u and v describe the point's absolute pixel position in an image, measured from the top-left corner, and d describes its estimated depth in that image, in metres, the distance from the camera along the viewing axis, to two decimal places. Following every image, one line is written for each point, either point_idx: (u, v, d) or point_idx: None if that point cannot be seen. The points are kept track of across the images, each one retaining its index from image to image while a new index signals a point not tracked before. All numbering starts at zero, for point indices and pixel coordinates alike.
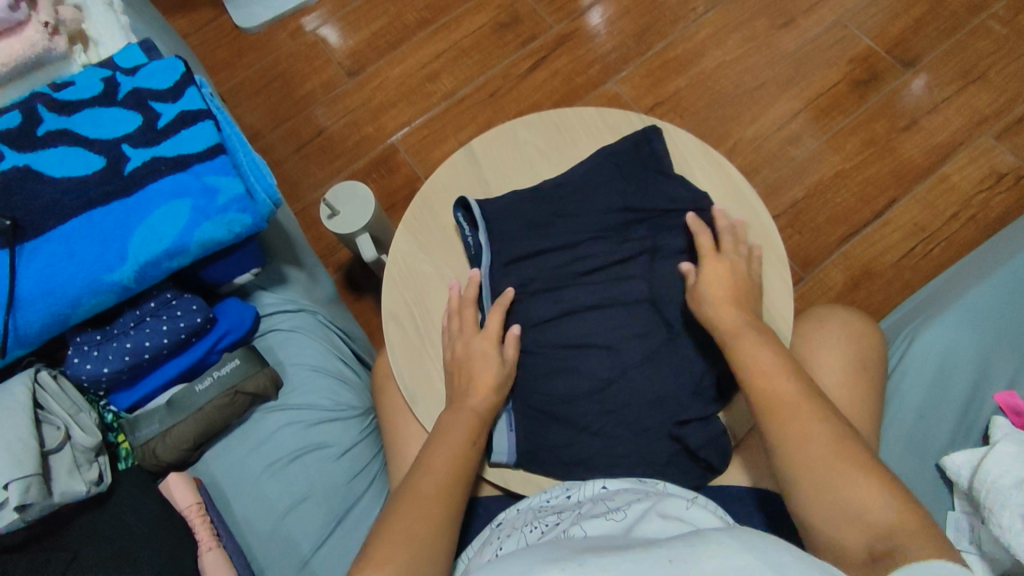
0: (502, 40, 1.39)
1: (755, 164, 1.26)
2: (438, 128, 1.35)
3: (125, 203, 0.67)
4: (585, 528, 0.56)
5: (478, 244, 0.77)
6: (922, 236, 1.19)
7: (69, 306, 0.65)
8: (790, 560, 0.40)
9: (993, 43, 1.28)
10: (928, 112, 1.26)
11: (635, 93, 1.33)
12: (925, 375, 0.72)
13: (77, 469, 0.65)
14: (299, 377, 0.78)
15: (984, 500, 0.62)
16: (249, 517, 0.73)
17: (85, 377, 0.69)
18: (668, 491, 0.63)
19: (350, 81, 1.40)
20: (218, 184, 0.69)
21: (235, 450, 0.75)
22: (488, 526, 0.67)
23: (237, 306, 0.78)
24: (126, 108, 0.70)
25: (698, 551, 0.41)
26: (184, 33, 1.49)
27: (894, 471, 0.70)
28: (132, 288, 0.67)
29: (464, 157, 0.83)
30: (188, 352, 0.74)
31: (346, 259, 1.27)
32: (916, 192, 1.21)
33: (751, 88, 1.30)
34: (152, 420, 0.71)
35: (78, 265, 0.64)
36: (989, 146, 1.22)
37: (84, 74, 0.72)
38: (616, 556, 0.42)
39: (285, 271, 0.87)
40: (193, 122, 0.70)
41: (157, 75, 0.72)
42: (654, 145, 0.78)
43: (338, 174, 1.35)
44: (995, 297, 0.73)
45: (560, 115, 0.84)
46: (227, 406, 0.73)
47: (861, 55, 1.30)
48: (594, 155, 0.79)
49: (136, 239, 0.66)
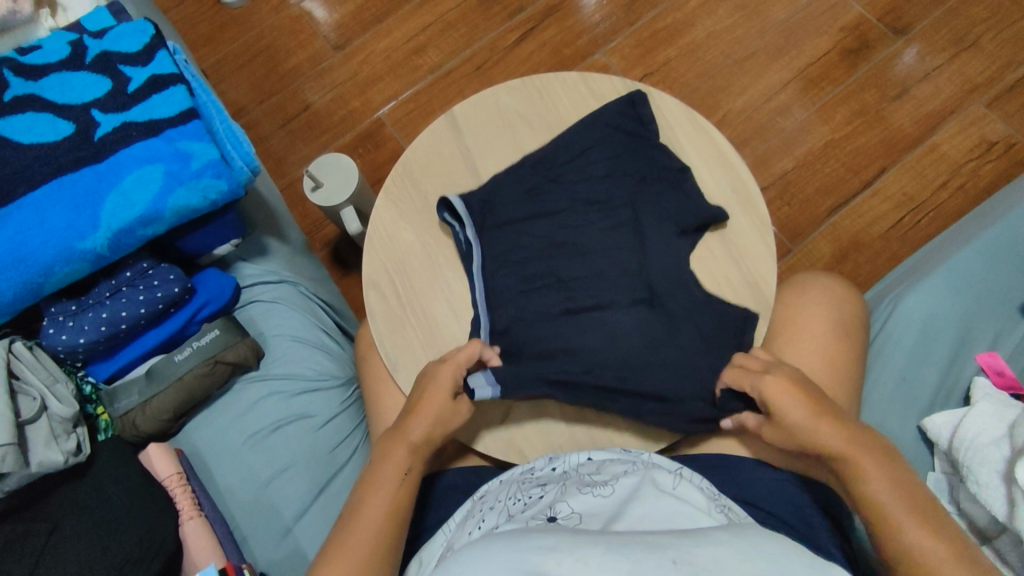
0: (489, 11, 1.36)
1: (745, 135, 1.25)
2: (424, 101, 1.33)
3: (96, 169, 0.65)
4: (572, 505, 0.56)
5: (468, 240, 0.74)
6: (911, 207, 1.18)
7: (41, 275, 0.64)
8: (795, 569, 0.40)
9: (986, 10, 1.26)
10: (919, 81, 1.24)
11: (624, 64, 1.31)
12: (908, 340, 0.72)
13: (55, 440, 0.64)
14: (281, 347, 0.78)
15: (961, 459, 0.62)
16: (231, 486, 0.72)
17: (61, 347, 0.68)
18: (654, 461, 0.63)
19: (335, 54, 1.38)
20: (191, 150, 0.67)
21: (216, 421, 0.75)
22: (470, 499, 0.66)
23: (216, 277, 0.77)
24: (95, 72, 0.69)
25: (699, 548, 0.41)
26: (164, 6, 1.46)
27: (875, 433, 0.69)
28: (106, 256, 0.66)
29: (445, 124, 0.81)
30: (166, 323, 0.74)
31: (332, 235, 1.26)
32: (905, 162, 1.20)
33: (742, 58, 1.29)
34: (131, 391, 0.71)
35: (49, 233, 0.63)
36: (980, 115, 1.21)
37: (51, 38, 0.70)
38: (615, 550, 0.41)
39: (266, 242, 0.85)
40: (164, 87, 0.69)
41: (126, 37, 0.70)
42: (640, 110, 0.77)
43: (323, 149, 1.33)
44: (977, 262, 0.73)
45: (543, 81, 0.82)
46: (207, 376, 0.72)
47: (852, 23, 1.29)
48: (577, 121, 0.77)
49: (108, 206, 0.64)
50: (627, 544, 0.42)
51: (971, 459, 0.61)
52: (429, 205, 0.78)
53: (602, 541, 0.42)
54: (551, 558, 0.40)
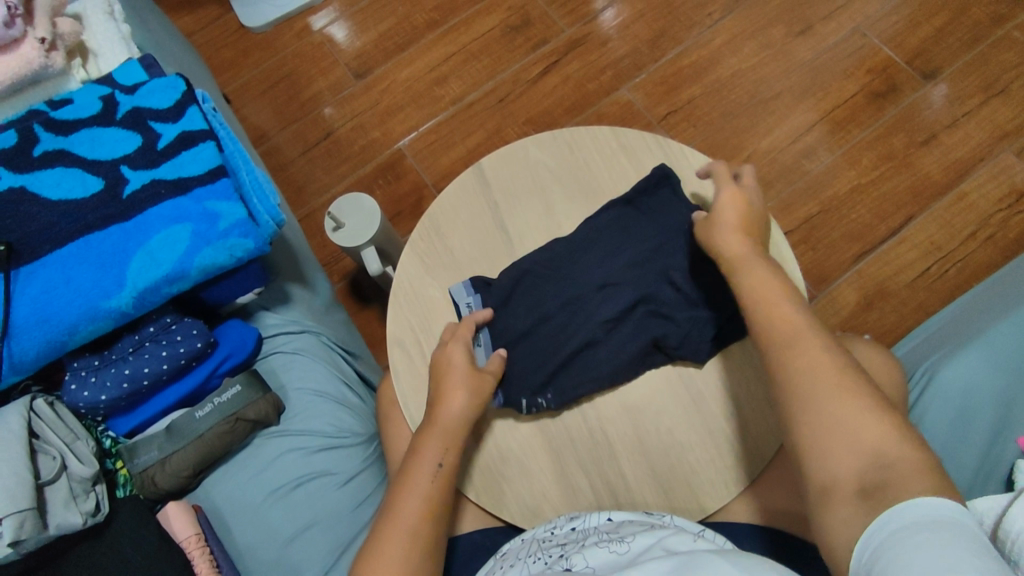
0: (513, 44, 1.36)
1: (770, 177, 1.23)
2: (445, 133, 1.32)
3: (124, 227, 0.65)
4: (587, 561, 0.55)
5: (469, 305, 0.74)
6: (938, 256, 1.16)
7: (66, 333, 0.63)
8: None
9: (1017, 55, 1.25)
10: (948, 127, 1.22)
11: (648, 100, 1.30)
12: (946, 414, 0.71)
13: (73, 500, 0.63)
14: (302, 402, 0.77)
15: (1005, 552, 0.59)
16: (250, 545, 0.71)
17: (83, 404, 0.67)
18: (675, 524, 0.61)
19: (357, 83, 1.38)
20: (219, 210, 0.67)
21: (236, 477, 0.74)
22: (493, 556, 0.65)
23: (238, 329, 0.76)
24: (125, 128, 0.68)
25: None
26: (189, 31, 1.46)
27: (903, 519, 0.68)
28: (130, 314, 0.65)
29: (474, 177, 0.81)
30: (188, 377, 0.73)
31: (351, 268, 1.25)
32: (933, 209, 1.18)
33: (766, 98, 1.27)
34: (151, 447, 0.70)
35: (75, 292, 0.63)
36: (1010, 163, 1.19)
37: (83, 91, 0.70)
38: None
39: (289, 290, 0.85)
40: (193, 143, 0.68)
41: (158, 93, 0.70)
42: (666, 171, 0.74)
43: (343, 179, 1.32)
44: (1020, 334, 0.71)
45: (572, 134, 0.81)
46: (227, 432, 0.71)
47: (880, 66, 1.27)
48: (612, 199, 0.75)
49: (134, 265, 0.64)
50: None
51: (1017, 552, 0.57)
52: (455, 259, 0.77)
53: None
54: None
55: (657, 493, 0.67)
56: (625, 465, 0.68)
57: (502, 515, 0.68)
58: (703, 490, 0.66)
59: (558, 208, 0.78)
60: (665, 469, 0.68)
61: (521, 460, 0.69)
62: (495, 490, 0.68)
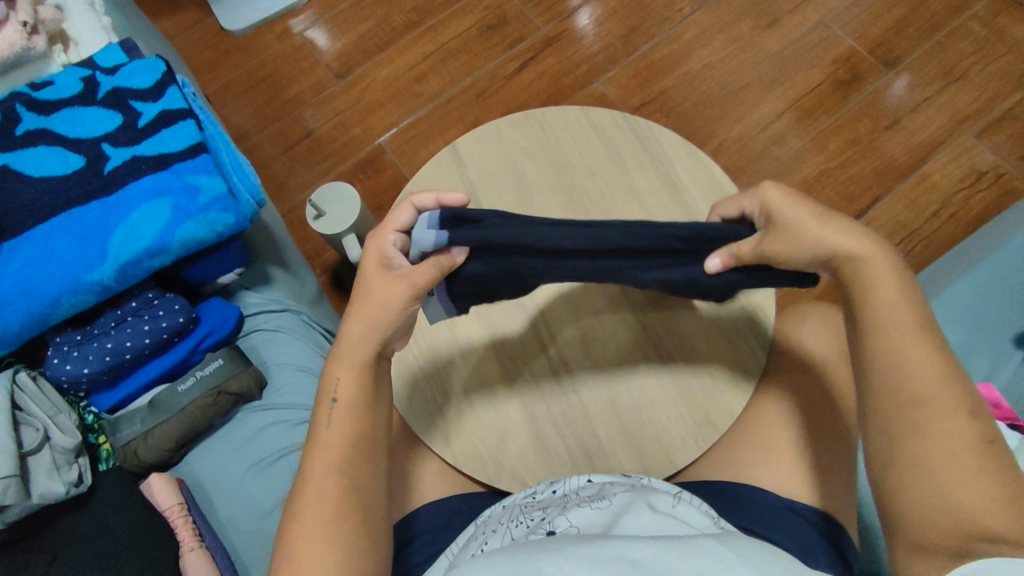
0: (490, 42, 1.39)
1: (740, 163, 1.27)
2: (425, 129, 1.35)
3: (105, 202, 0.66)
4: (572, 524, 0.56)
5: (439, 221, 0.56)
6: (904, 234, 1.19)
7: (48, 306, 0.64)
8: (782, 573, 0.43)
9: (973, 44, 1.28)
10: (911, 112, 1.26)
11: (622, 92, 1.34)
12: None
13: (57, 470, 0.64)
14: (283, 377, 0.78)
15: None
16: (233, 516, 0.72)
17: (65, 378, 0.68)
18: (653, 485, 0.62)
19: (339, 83, 1.40)
20: (199, 183, 0.69)
21: (218, 451, 0.75)
22: (472, 522, 0.64)
23: (220, 306, 0.78)
24: (106, 107, 0.70)
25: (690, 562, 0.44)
26: (170, 35, 1.48)
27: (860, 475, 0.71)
28: (113, 288, 0.67)
29: (449, 156, 0.83)
30: (170, 352, 0.74)
31: (333, 261, 1.27)
32: (898, 190, 1.21)
33: (736, 89, 1.31)
34: (134, 421, 0.71)
35: (57, 264, 0.64)
36: (970, 145, 1.22)
37: (64, 73, 0.72)
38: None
39: (270, 271, 0.86)
40: (174, 121, 0.70)
41: (138, 74, 0.72)
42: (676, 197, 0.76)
43: (324, 175, 1.34)
44: (971, 294, 0.74)
45: (544, 114, 0.84)
46: (210, 405, 0.73)
47: (844, 56, 1.31)
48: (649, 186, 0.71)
49: (115, 238, 0.65)
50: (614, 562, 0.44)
51: None
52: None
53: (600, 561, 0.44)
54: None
55: (629, 450, 0.69)
56: (599, 426, 0.70)
57: (483, 479, 0.69)
58: (672, 445, 0.68)
59: (532, 185, 0.81)
60: (636, 426, 0.70)
61: (498, 424, 0.71)
62: (475, 454, 0.70)
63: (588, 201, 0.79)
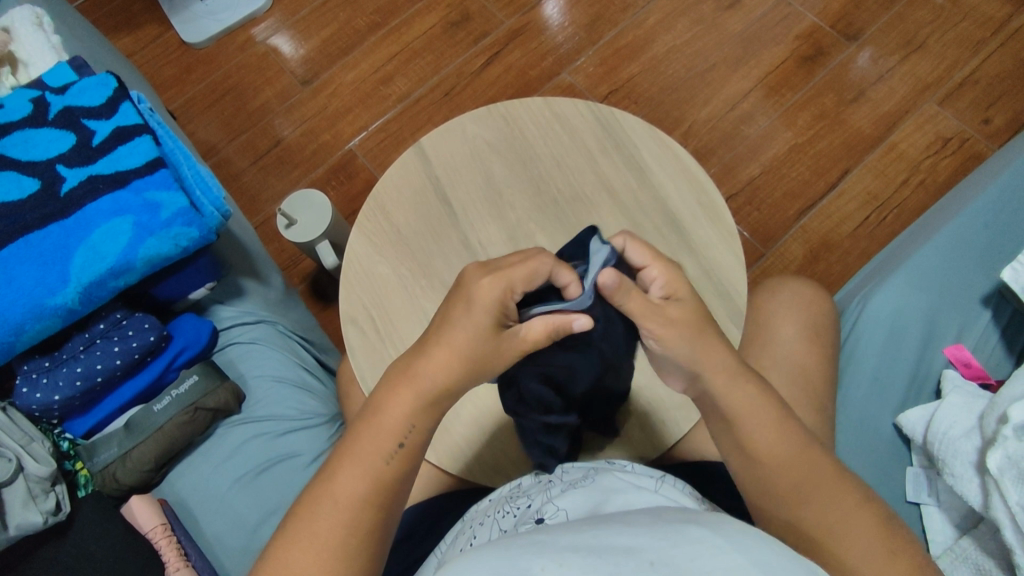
0: (454, 39, 1.38)
1: (711, 145, 1.26)
2: (395, 131, 1.34)
3: (64, 224, 0.65)
4: (561, 508, 0.54)
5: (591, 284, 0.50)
6: (875, 205, 1.19)
7: (12, 334, 0.63)
8: (777, 560, 0.38)
9: (931, 13, 1.29)
10: (874, 83, 1.26)
11: (589, 82, 1.33)
12: (877, 341, 0.74)
13: (32, 500, 0.63)
14: (263, 388, 0.78)
15: (938, 452, 0.65)
16: (219, 533, 0.71)
17: (36, 406, 0.67)
18: (634, 470, 0.60)
19: (304, 90, 1.39)
20: (160, 199, 0.68)
21: (200, 468, 0.74)
22: (459, 520, 0.63)
23: (192, 322, 0.77)
24: (59, 128, 0.70)
25: (677, 547, 0.38)
26: (129, 52, 1.46)
27: (846, 445, 0.71)
28: (78, 311, 0.66)
29: (415, 156, 0.83)
30: (144, 372, 0.73)
31: (311, 269, 1.26)
32: (868, 161, 1.22)
33: (702, 71, 1.31)
34: (110, 444, 0.70)
35: (18, 291, 0.63)
36: (934, 112, 1.23)
37: (12, 96, 0.72)
38: (591, 556, 0.38)
39: (242, 282, 0.85)
40: (129, 138, 0.70)
41: (89, 91, 0.71)
42: (678, 207, 0.77)
43: (296, 184, 1.33)
44: (936, 259, 0.75)
45: (507, 107, 0.84)
46: (187, 422, 0.72)
47: (806, 32, 1.31)
48: (625, 200, 0.78)
49: (77, 261, 0.64)
50: (605, 548, 0.39)
51: (945, 451, 0.64)
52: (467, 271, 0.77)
53: (581, 543, 0.40)
54: (536, 563, 0.38)
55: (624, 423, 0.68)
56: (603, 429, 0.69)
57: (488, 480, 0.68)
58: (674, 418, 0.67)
59: (499, 180, 0.81)
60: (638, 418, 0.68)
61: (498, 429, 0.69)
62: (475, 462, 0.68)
63: (556, 191, 0.79)
